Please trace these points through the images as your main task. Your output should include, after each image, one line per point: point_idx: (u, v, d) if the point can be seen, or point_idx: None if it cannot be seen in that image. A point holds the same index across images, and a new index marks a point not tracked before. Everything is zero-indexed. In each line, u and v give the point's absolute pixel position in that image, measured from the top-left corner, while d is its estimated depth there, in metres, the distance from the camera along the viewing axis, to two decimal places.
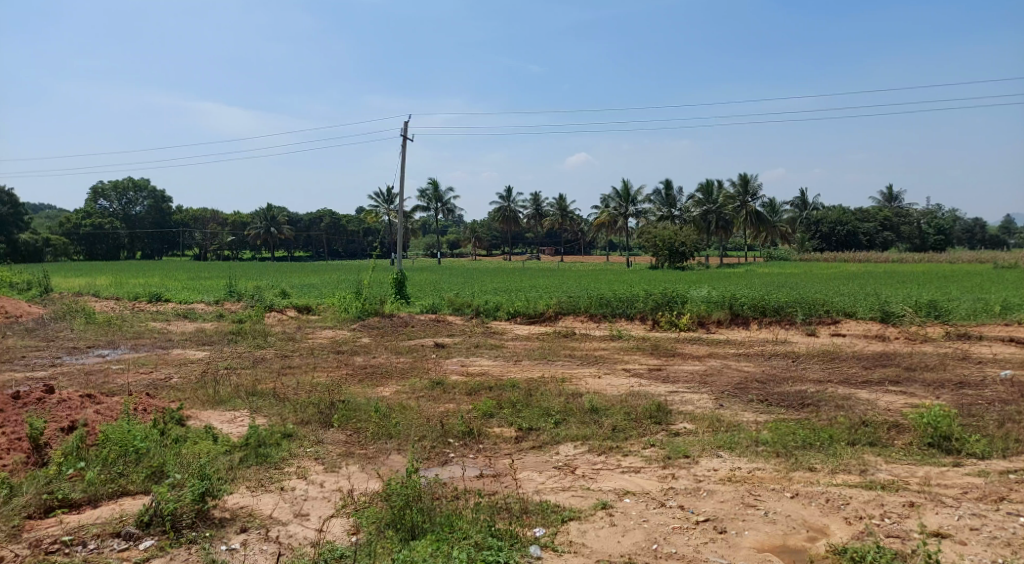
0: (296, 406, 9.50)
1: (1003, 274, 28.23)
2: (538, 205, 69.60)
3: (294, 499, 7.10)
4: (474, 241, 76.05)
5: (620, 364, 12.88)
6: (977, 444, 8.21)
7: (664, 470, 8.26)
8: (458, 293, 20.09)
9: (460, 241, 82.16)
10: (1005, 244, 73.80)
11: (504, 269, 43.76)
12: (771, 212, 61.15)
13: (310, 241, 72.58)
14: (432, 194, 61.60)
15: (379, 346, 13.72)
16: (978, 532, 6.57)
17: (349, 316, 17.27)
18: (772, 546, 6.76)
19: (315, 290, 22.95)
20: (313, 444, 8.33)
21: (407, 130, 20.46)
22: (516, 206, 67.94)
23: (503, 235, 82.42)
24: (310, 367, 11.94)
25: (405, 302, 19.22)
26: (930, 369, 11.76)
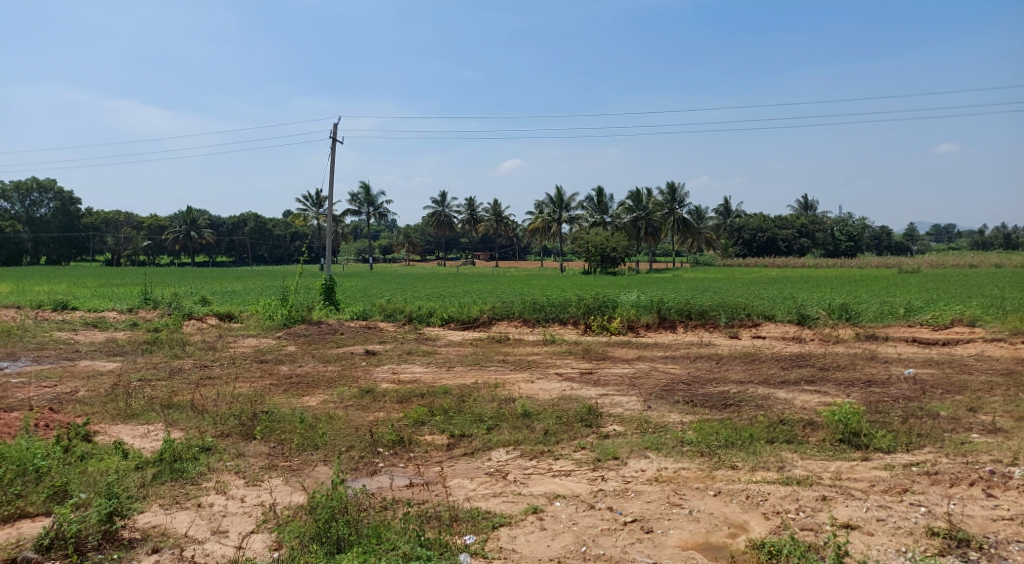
0: (217, 418, 9.25)
1: (906, 279, 29.99)
2: (471, 210, 69.63)
3: (211, 515, 6.92)
4: (406, 246, 75.60)
5: (552, 368, 13.02)
6: (884, 439, 8.66)
7: (593, 472, 8.39)
8: (390, 299, 19.89)
9: (392, 247, 81.42)
10: (909, 250, 78.21)
11: (438, 273, 43.58)
12: (698, 219, 62.94)
13: (233, 246, 70.53)
14: (362, 198, 60.85)
15: (306, 354, 13.47)
16: (884, 523, 6.92)
17: (274, 323, 16.90)
18: (696, 544, 6.97)
19: (237, 297, 22.28)
20: (233, 457, 8.13)
21: (336, 132, 20.19)
22: (449, 211, 67.79)
23: (436, 240, 82.11)
24: (231, 377, 11.62)
25: (333, 309, 18.93)
26: (842, 368, 12.34)
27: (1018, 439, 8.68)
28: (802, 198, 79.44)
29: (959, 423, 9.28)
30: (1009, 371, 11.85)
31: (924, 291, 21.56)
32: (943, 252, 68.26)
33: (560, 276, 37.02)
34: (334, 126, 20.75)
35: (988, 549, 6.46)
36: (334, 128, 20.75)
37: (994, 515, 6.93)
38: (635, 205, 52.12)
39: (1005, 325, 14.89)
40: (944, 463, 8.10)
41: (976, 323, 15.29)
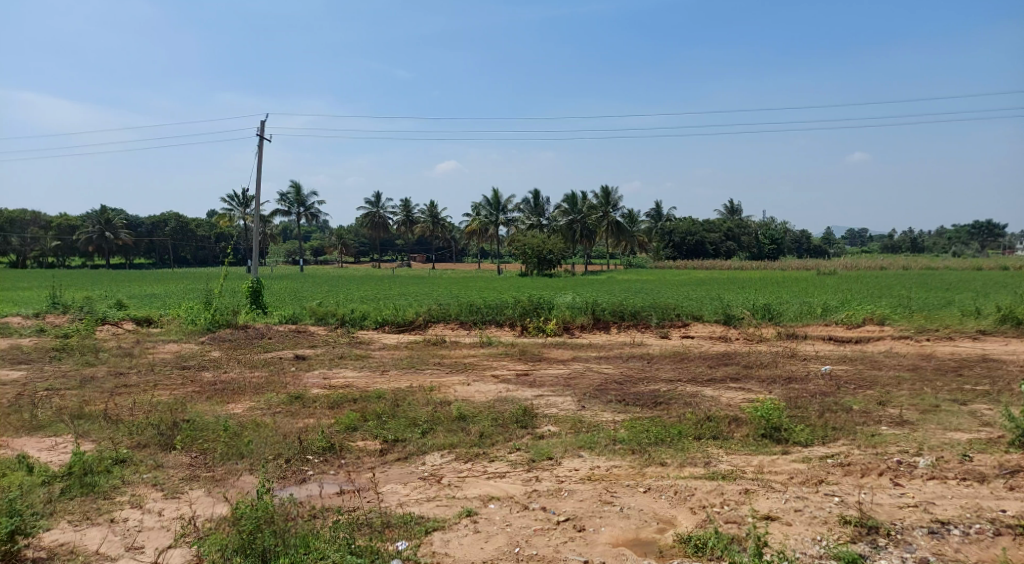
0: (133, 428, 8.96)
1: (823, 281, 31.33)
2: (407, 212, 69.10)
3: (126, 531, 6.73)
4: (340, 248, 74.53)
5: (488, 371, 13.07)
6: (802, 433, 9.04)
7: (527, 473, 8.48)
8: (322, 302, 19.60)
9: (324, 249, 80.14)
10: (827, 253, 81.68)
11: (370, 275, 43.03)
12: (631, 223, 64.09)
13: (153, 247, 68.16)
14: (292, 197, 59.52)
15: (231, 359, 13.15)
16: (801, 513, 7.23)
17: (197, 328, 16.43)
18: (626, 540, 7.13)
19: (156, 301, 21.56)
20: (151, 469, 7.90)
21: (263, 130, 19.79)
22: (384, 212, 67.07)
23: (370, 242, 81.22)
24: (150, 385, 11.26)
25: (261, 313, 18.53)
26: (764, 366, 12.82)
27: (922, 430, 9.20)
28: (728, 203, 81.95)
29: (870, 416, 9.76)
30: (915, 367, 12.54)
31: (839, 292, 22.61)
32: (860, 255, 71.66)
33: (496, 278, 37.20)
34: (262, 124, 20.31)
35: (896, 535, 6.80)
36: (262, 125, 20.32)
37: (901, 503, 7.32)
38: (570, 208, 52.73)
39: (912, 324, 15.75)
40: (856, 455, 8.51)
41: (886, 321, 16.12)
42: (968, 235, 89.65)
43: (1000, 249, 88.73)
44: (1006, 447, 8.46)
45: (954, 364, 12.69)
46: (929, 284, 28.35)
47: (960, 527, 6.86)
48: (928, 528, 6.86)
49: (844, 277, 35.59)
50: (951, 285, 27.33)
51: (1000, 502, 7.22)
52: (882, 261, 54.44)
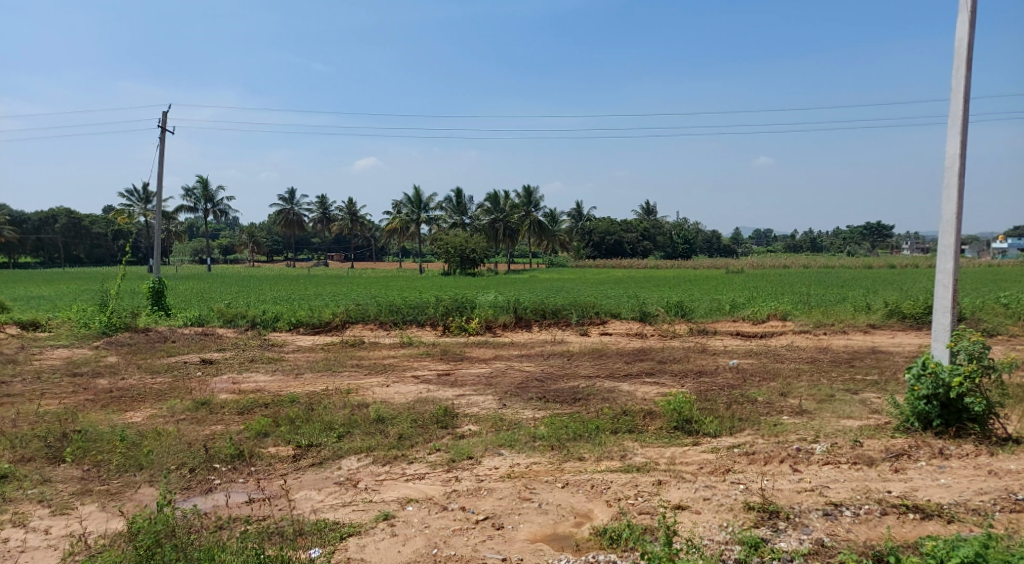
0: (18, 441, 8.42)
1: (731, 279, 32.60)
2: (324, 210, 67.68)
3: (7, 553, 6.36)
4: (253, 246, 72.30)
5: (408, 371, 12.93)
6: (711, 425, 9.33)
7: (447, 474, 8.43)
8: (230, 303, 18.95)
9: (236, 248, 77.58)
10: (736, 252, 84.99)
11: (283, 275, 41.83)
12: (552, 222, 64.74)
13: (42, 245, 64.16)
14: (199, 193, 57.39)
15: (129, 365, 12.54)
16: (710, 501, 7.45)
17: (92, 332, 15.59)
18: (544, 535, 7.18)
19: (45, 304, 20.30)
20: (37, 485, 7.47)
21: (165, 121, 18.99)
22: (299, 209, 65.43)
23: (285, 241, 79.09)
24: (37, 394, 10.61)
25: (165, 315, 17.74)
26: (677, 361, 13.20)
27: (820, 419, 9.64)
28: (644, 204, 84.08)
29: (773, 407, 10.17)
30: (814, 359, 13.18)
31: (746, 289, 23.54)
32: (766, 254, 74.96)
33: (415, 277, 36.97)
34: (164, 114, 19.46)
35: (794, 518, 7.06)
36: (164, 115, 19.46)
37: (799, 488, 7.64)
38: (493, 207, 52.84)
39: (811, 318, 16.54)
40: (760, 444, 8.85)
41: (788, 316, 16.89)
42: (863, 236, 95.27)
43: (892, 248, 94.67)
44: (892, 432, 8.93)
45: (848, 356, 13.40)
46: (825, 282, 29.93)
47: (851, 508, 7.17)
48: (823, 511, 7.14)
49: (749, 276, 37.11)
50: (844, 283, 28.92)
51: (887, 484, 7.63)
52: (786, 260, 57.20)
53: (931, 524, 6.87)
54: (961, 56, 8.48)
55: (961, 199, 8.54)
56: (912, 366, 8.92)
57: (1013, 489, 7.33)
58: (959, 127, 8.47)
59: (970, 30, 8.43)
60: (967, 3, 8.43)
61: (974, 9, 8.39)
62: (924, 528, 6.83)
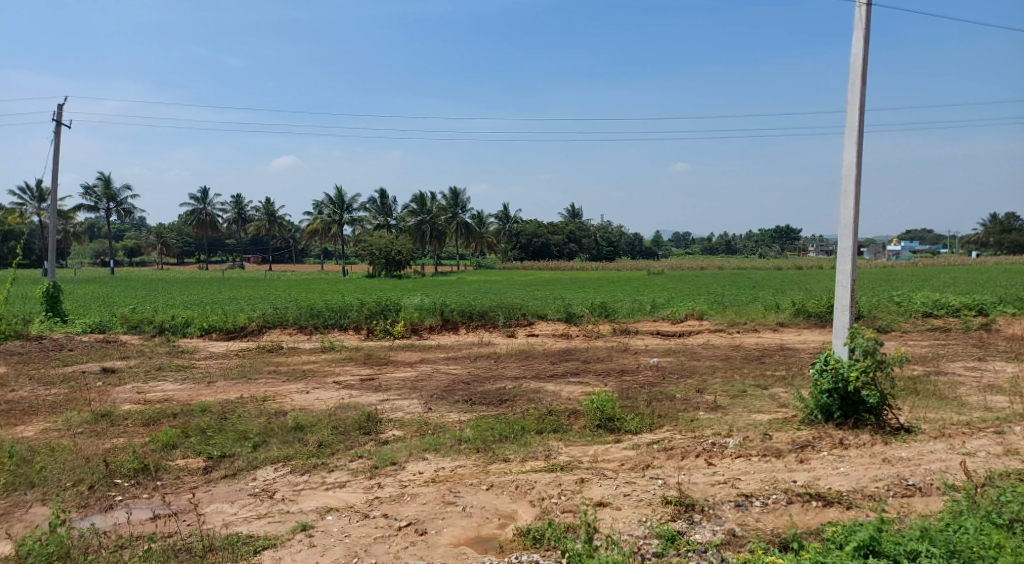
0: None
1: (652, 279, 33.34)
2: (240, 210, 65.56)
3: None
4: (163, 248, 69.33)
5: (330, 377, 12.60)
6: (632, 423, 9.46)
7: (369, 481, 8.23)
8: (136, 308, 18.07)
9: (144, 250, 74.28)
10: (657, 254, 87.12)
11: (193, 278, 40.18)
12: (480, 224, 64.65)
13: None
14: (100, 191, 54.71)
15: (22, 376, 11.75)
16: (630, 497, 7.52)
17: None
18: (468, 539, 7.08)
19: None
20: None
21: (60, 114, 17.98)
22: (212, 209, 63.16)
23: (195, 242, 76.15)
24: None
25: (61, 322, 16.75)
26: (601, 361, 13.35)
27: (733, 414, 9.90)
28: (569, 207, 85.14)
29: (690, 403, 10.40)
30: (729, 356, 13.58)
31: (663, 290, 24.11)
32: (685, 256, 77.10)
33: (336, 280, 36.13)
34: (59, 106, 18.41)
35: (708, 510, 7.20)
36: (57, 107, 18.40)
37: (713, 481, 7.81)
38: (419, 209, 52.25)
39: (725, 317, 17.04)
40: (678, 439, 9.02)
41: (704, 315, 17.35)
42: (775, 239, 99.53)
43: (802, 250, 99.06)
44: (798, 425, 9.26)
45: (760, 352, 13.87)
46: (737, 282, 30.99)
47: (761, 499, 7.36)
48: (735, 502, 7.30)
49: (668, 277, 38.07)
50: (755, 283, 30.04)
51: (793, 474, 7.87)
52: (703, 262, 59.02)
53: (831, 511, 7.10)
54: (856, 70, 8.86)
55: (857, 205, 8.93)
56: (816, 362, 9.29)
57: (904, 474, 7.65)
58: (856, 137, 8.85)
59: (865, 46, 8.81)
60: (862, 21, 8.81)
61: (868, 26, 8.77)
62: (825, 514, 7.05)
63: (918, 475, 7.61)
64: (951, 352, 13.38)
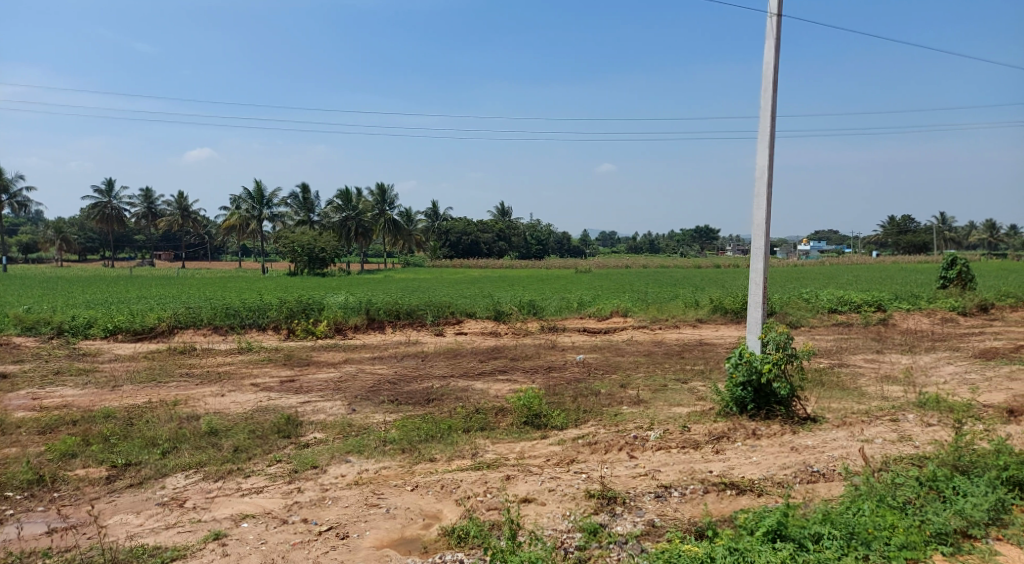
0: None
1: (579, 277, 33.67)
2: (149, 203, 62.72)
3: None
4: (63, 244, 65.58)
5: (248, 379, 12.17)
6: (558, 419, 9.50)
7: (288, 485, 7.96)
8: (31, 308, 17.02)
9: (43, 246, 70.14)
10: (585, 252, 88.36)
11: (96, 276, 38.00)
12: (409, 222, 63.93)
13: None
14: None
15: None
16: (555, 492, 7.53)
17: None
18: (391, 540, 6.94)
19: None
20: None
21: None
22: (118, 203, 60.27)
23: (102, 238, 72.42)
24: None
25: None
26: (528, 358, 13.37)
27: (655, 407, 10.07)
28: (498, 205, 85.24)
29: (614, 398, 10.51)
30: (651, 352, 13.83)
31: (591, 288, 24.42)
32: (611, 255, 78.35)
33: (254, 278, 34.87)
34: None
35: (630, 502, 7.27)
36: None
37: (634, 473, 7.90)
38: (344, 204, 51.27)
39: (647, 315, 17.35)
40: (602, 434, 9.10)
41: (628, 313, 17.63)
42: (695, 239, 102.67)
43: (720, 250, 102.23)
44: (714, 417, 9.49)
45: (680, 348, 14.18)
46: (659, 280, 31.66)
47: (679, 489, 7.48)
48: (655, 493, 7.40)
49: (592, 275, 38.52)
50: (677, 282, 30.82)
51: (709, 464, 8.05)
52: (628, 260, 60.17)
53: (743, 498, 7.28)
54: (768, 78, 9.12)
55: (769, 207, 9.20)
56: (730, 356, 9.52)
57: (809, 461, 7.92)
58: (768, 142, 9.10)
59: (775, 55, 9.08)
60: (773, 31, 9.08)
61: (779, 36, 9.05)
62: (738, 502, 7.23)
63: (822, 462, 7.90)
64: (852, 346, 14.01)
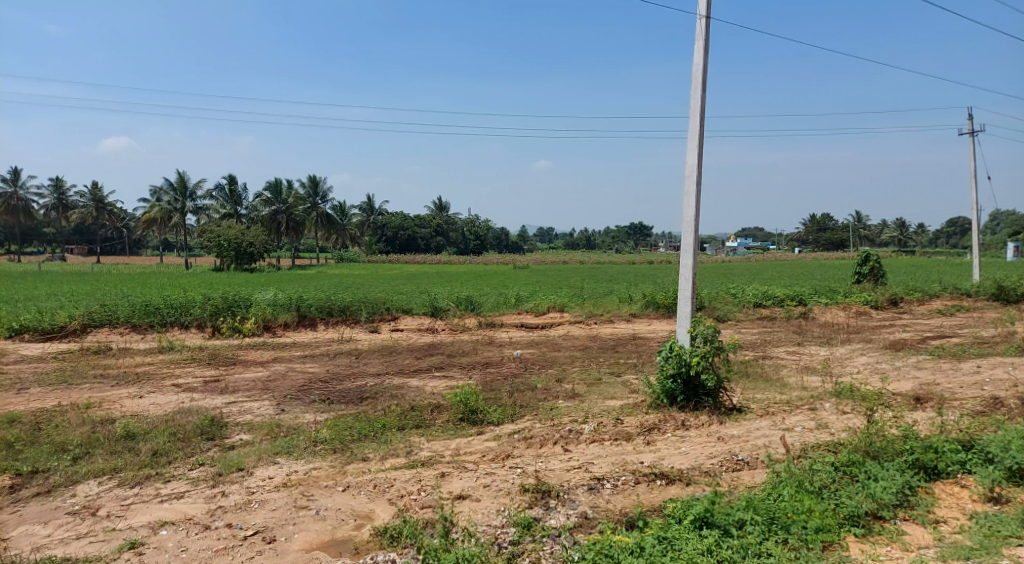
0: None
1: (516, 273, 33.65)
2: (61, 194, 59.68)
3: None
4: None
5: (169, 379, 11.68)
6: (494, 415, 9.44)
7: (212, 489, 7.66)
8: None
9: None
10: (523, 249, 88.49)
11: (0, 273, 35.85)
12: (342, 216, 62.73)
13: None
14: None
15: None
16: (489, 488, 7.46)
17: None
18: (321, 543, 6.75)
19: None
20: None
21: None
22: (26, 194, 57.16)
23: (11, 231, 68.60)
24: None
25: None
26: (465, 354, 13.27)
27: (589, 401, 10.12)
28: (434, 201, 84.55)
29: (550, 393, 10.51)
30: (587, 346, 13.91)
31: (528, 284, 24.44)
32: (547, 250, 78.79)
33: (177, 274, 33.53)
34: None
35: (563, 495, 7.26)
36: None
37: (568, 466, 7.90)
38: (273, 197, 49.94)
39: (583, 310, 17.48)
40: (538, 428, 9.08)
41: (565, 308, 17.71)
42: (630, 236, 104.37)
43: (654, 247, 104.13)
44: (646, 409, 9.60)
45: (615, 342, 14.32)
46: (594, 277, 31.94)
47: (611, 481, 7.52)
48: (587, 486, 7.41)
49: (528, 271, 38.54)
50: (613, 277, 31.15)
51: (641, 456, 8.12)
52: (564, 256, 60.66)
53: (672, 488, 7.37)
54: (697, 79, 9.25)
55: (698, 205, 9.34)
56: (661, 349, 9.64)
57: (735, 450, 8.08)
58: (696, 142, 9.24)
59: (704, 57, 9.22)
60: (702, 33, 9.22)
61: (707, 39, 9.19)
62: (667, 492, 7.31)
63: (747, 451, 8.07)
64: (776, 338, 14.43)
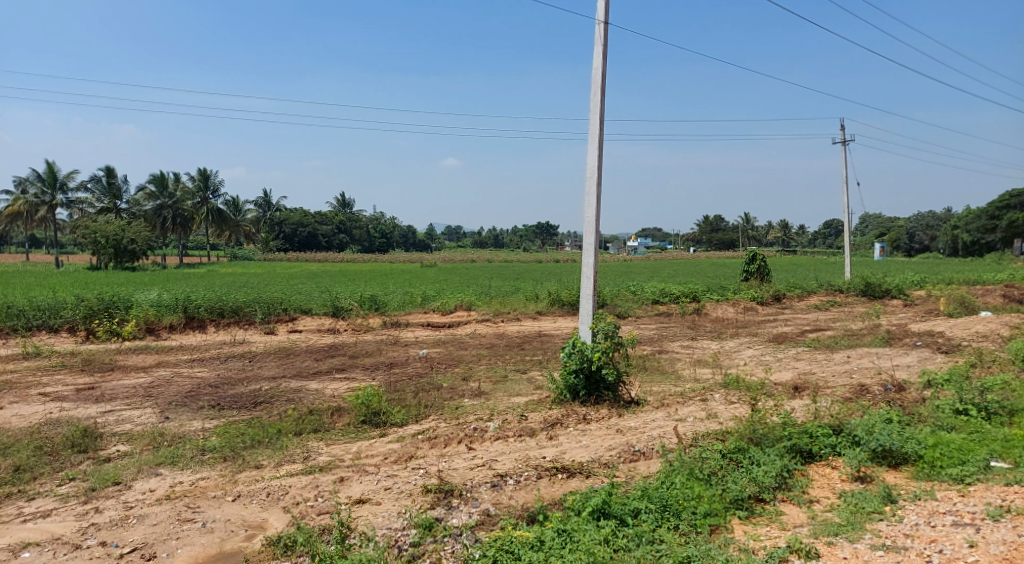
0: None
1: (422, 271, 33.26)
2: None
3: None
4: None
5: (36, 388, 10.79)
6: (398, 416, 9.23)
7: (84, 506, 7.10)
8: None
9: None
10: (429, 247, 87.92)
11: None
12: (236, 212, 60.18)
13: None
14: None
15: None
16: (390, 490, 7.26)
17: None
18: (207, 557, 6.36)
19: None
20: None
21: None
22: None
23: None
24: None
25: None
26: (368, 355, 12.95)
27: (495, 399, 10.06)
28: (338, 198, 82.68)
29: (455, 392, 10.38)
30: (492, 344, 13.86)
31: (435, 283, 24.21)
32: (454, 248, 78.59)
33: (48, 273, 31.13)
34: None
35: (466, 493, 7.13)
36: None
37: (471, 465, 7.80)
38: (158, 190, 47.23)
39: (490, 308, 17.45)
40: (442, 428, 8.94)
41: (471, 307, 17.61)
42: (534, 234, 105.56)
43: (559, 245, 105.79)
44: (549, 405, 9.63)
45: (520, 340, 14.34)
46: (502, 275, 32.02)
47: (514, 477, 7.46)
48: (490, 483, 7.32)
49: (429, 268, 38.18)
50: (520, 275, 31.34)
51: (543, 451, 8.12)
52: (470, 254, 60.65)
53: (573, 481, 7.40)
54: (597, 82, 9.35)
55: (598, 204, 9.44)
56: (564, 346, 9.70)
57: (632, 442, 8.21)
58: (596, 145, 9.34)
59: (602, 60, 9.33)
60: (600, 37, 9.32)
61: (606, 44, 9.30)
62: (568, 485, 7.33)
63: (644, 442, 8.20)
64: (672, 334, 14.86)
